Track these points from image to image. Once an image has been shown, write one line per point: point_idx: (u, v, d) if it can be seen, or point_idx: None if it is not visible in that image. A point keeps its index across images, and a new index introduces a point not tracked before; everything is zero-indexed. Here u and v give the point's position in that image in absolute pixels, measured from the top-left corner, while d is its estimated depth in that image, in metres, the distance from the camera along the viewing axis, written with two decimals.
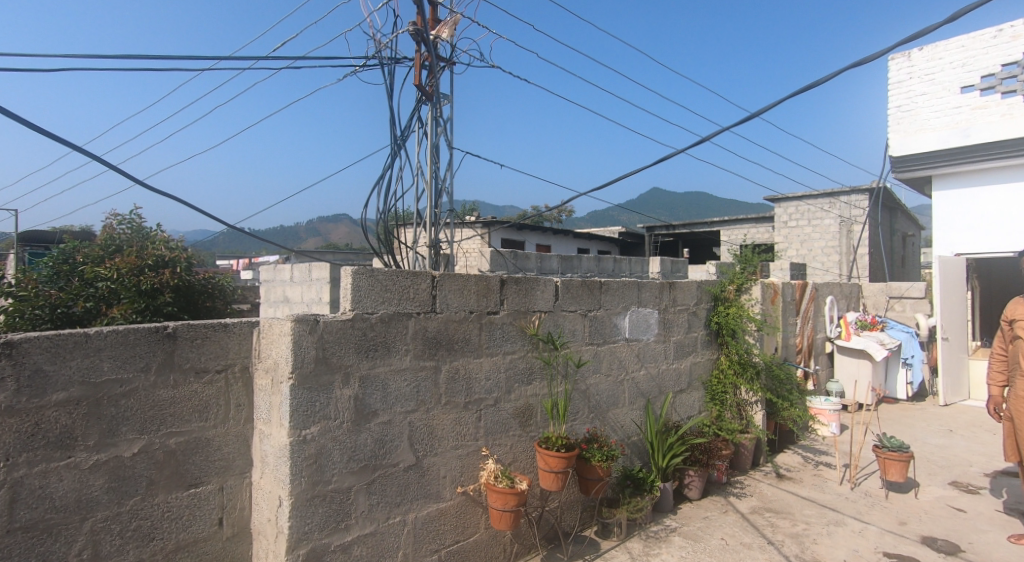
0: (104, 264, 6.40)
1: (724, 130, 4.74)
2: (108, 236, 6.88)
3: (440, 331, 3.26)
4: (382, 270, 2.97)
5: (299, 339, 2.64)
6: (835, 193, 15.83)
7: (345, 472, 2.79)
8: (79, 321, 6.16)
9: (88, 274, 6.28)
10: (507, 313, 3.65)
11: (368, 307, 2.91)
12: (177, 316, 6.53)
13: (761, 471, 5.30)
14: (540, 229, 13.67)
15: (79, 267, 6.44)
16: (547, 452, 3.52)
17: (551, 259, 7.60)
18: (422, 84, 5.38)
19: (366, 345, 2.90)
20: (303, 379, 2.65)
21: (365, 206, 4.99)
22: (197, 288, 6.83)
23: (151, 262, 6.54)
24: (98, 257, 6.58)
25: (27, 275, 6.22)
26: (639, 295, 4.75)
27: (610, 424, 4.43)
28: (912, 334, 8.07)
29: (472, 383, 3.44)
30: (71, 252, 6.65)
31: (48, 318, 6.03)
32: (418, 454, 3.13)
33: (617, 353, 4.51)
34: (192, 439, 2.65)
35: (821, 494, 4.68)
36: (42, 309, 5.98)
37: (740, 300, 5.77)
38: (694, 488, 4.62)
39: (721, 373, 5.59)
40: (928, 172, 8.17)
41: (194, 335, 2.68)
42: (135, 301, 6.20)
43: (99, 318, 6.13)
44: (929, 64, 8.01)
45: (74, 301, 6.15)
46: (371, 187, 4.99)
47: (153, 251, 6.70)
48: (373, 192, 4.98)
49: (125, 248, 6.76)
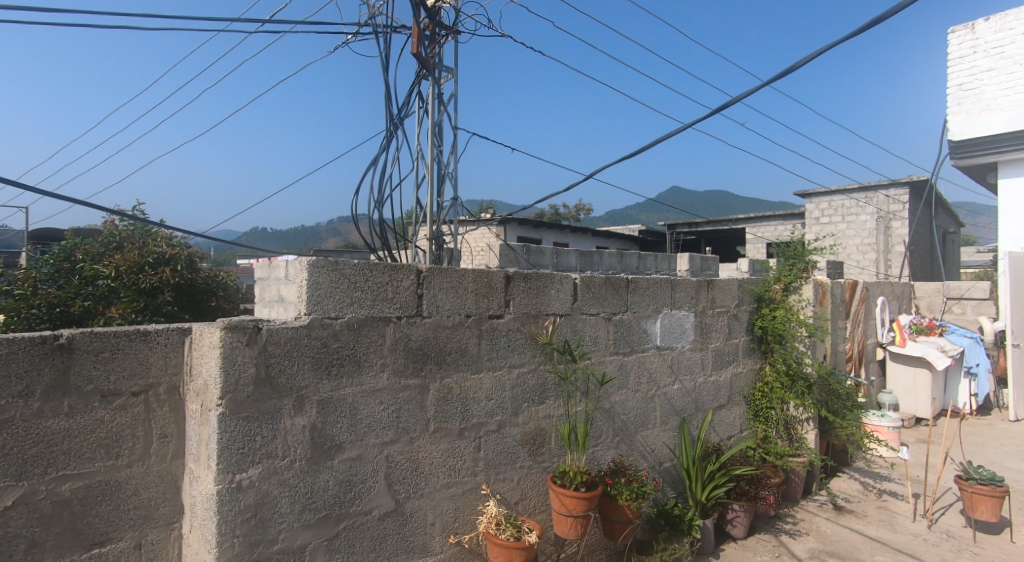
0: (104, 261, 5.82)
1: (761, 85, 4.37)
2: (110, 231, 6.17)
3: (427, 341, 2.60)
4: (350, 264, 2.31)
5: (232, 354, 1.96)
6: (872, 187, 14.86)
7: (297, 527, 2.13)
8: (78, 322, 5.60)
9: (86, 272, 5.69)
10: (513, 316, 2.98)
11: (330, 310, 2.25)
12: (178, 317, 5.94)
13: (814, 503, 4.60)
14: (557, 227, 12.91)
15: (78, 264, 5.82)
16: (563, 491, 2.85)
17: (568, 254, 6.89)
18: (420, 54, 4.72)
19: (327, 359, 2.24)
20: (238, 406, 1.98)
21: (357, 191, 3.88)
22: (199, 286, 6.22)
23: (151, 259, 5.94)
24: (97, 254, 5.92)
25: (25, 273, 5.68)
26: (673, 295, 4.04)
27: (638, 449, 3.73)
28: (977, 340, 7.24)
29: (469, 405, 2.77)
30: (72, 250, 5.96)
31: (46, 318, 5.51)
32: (398, 497, 2.47)
33: (646, 364, 3.80)
34: (95, 484, 2.01)
35: (892, 535, 4.07)
36: (39, 308, 5.47)
37: (788, 301, 4.99)
38: (739, 526, 3.90)
39: (765, 386, 4.85)
40: (994, 157, 7.35)
41: (99, 347, 2.04)
42: (134, 300, 5.63)
43: (97, 319, 5.55)
44: (996, 36, 7.16)
45: (73, 300, 5.61)
46: (367, 166, 3.90)
47: (153, 247, 6.07)
48: (367, 172, 3.89)
49: (125, 246, 6.05)
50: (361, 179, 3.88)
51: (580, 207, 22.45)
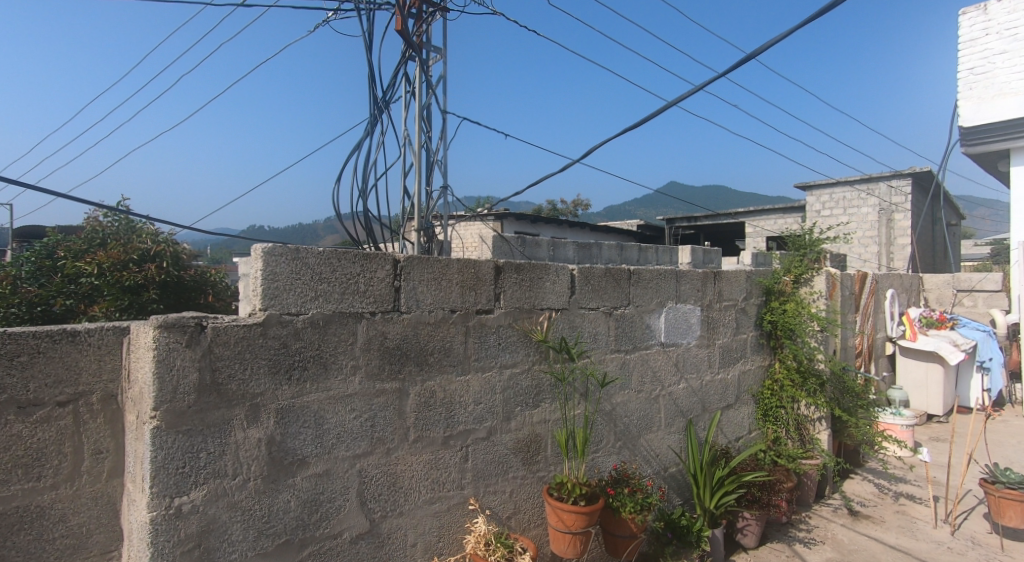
0: (85, 257, 5.29)
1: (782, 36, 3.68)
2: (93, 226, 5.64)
3: (407, 340, 2.30)
4: (313, 253, 2.01)
5: (169, 357, 1.66)
6: (873, 177, 14.59)
7: (252, 557, 1.84)
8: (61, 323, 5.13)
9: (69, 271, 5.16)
10: (504, 311, 2.69)
11: (290, 305, 1.95)
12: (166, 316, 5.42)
13: (828, 508, 4.33)
14: (556, 222, 12.61)
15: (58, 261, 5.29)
16: (560, 506, 2.57)
17: (566, 247, 6.60)
18: (407, 33, 4.41)
19: (287, 362, 1.94)
20: (177, 419, 1.68)
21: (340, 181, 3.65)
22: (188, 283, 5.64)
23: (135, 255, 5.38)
24: (82, 250, 5.38)
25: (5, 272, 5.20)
26: (677, 287, 3.75)
27: (642, 454, 3.45)
28: (989, 333, 6.97)
29: (455, 411, 2.48)
30: (58, 249, 5.38)
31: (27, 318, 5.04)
32: (373, 516, 2.18)
33: (650, 362, 3.52)
34: (9, 510, 1.71)
35: (914, 543, 3.80)
36: (18, 309, 4.99)
37: (798, 294, 4.71)
38: (750, 535, 3.64)
39: (774, 384, 4.59)
40: (1006, 144, 7.01)
41: (15, 350, 1.73)
42: (117, 298, 5.12)
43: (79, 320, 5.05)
44: (1010, 17, 6.88)
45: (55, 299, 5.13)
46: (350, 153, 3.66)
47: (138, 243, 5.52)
48: (346, 168, 3.98)
49: (110, 242, 5.52)
50: (342, 171, 3.94)
51: (578, 203, 22.08)
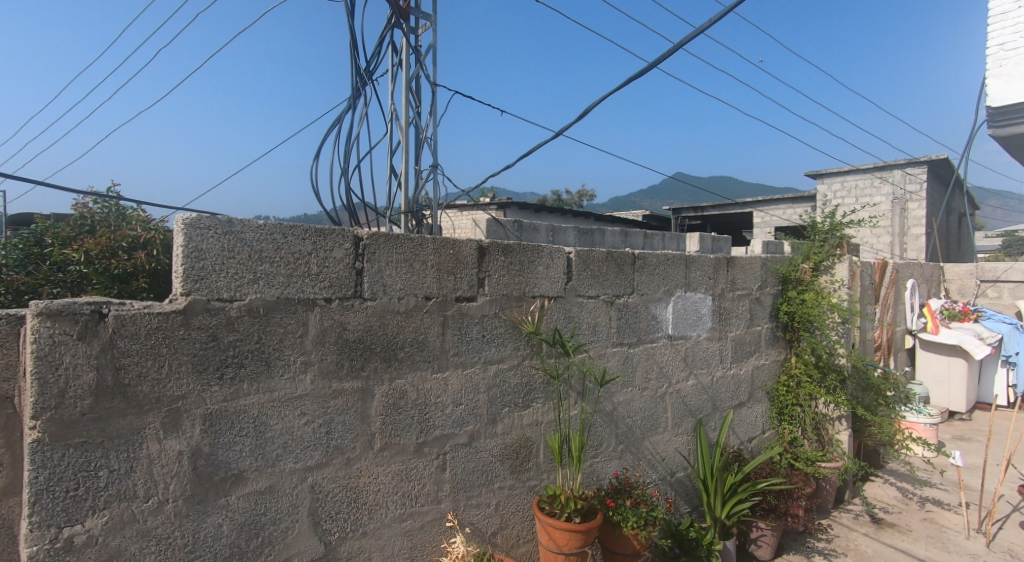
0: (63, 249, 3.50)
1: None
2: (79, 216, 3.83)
3: (372, 332, 1.96)
4: (251, 226, 1.66)
5: (56, 353, 1.33)
6: (887, 165, 14.16)
7: None
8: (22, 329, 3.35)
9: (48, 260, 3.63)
10: (488, 299, 2.35)
11: (222, 290, 1.60)
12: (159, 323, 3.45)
13: (848, 514, 4.00)
14: (561, 213, 12.20)
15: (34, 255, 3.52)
16: (551, 522, 2.24)
17: (566, 232, 6.24)
18: None
19: (218, 357, 1.59)
20: (66, 430, 1.35)
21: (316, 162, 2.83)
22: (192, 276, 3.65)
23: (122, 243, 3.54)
24: (68, 238, 3.71)
25: None
26: (687, 274, 3.40)
27: (646, 458, 3.12)
28: (1016, 325, 6.61)
29: (430, 413, 2.15)
30: (44, 235, 3.75)
31: None
32: (330, 539, 1.85)
33: (656, 357, 3.18)
34: None
35: (947, 556, 3.47)
36: None
37: (818, 283, 4.32)
38: (764, 546, 3.32)
39: (791, 380, 4.24)
40: None
41: None
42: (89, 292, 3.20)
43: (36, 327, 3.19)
44: None
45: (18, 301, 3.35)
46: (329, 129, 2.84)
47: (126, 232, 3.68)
48: (325, 141, 2.84)
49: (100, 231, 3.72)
50: (321, 146, 2.84)
51: (583, 193, 21.67)
